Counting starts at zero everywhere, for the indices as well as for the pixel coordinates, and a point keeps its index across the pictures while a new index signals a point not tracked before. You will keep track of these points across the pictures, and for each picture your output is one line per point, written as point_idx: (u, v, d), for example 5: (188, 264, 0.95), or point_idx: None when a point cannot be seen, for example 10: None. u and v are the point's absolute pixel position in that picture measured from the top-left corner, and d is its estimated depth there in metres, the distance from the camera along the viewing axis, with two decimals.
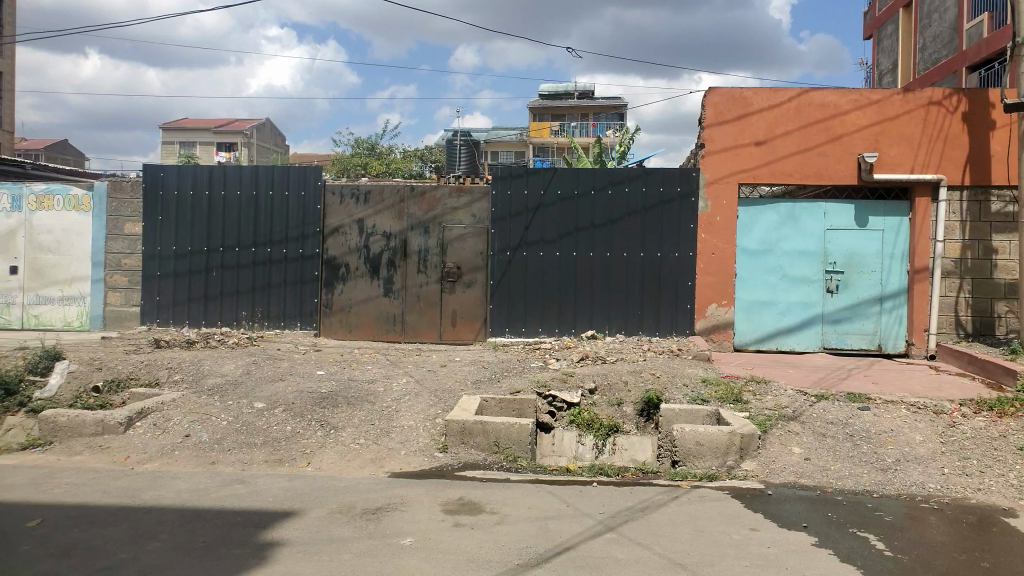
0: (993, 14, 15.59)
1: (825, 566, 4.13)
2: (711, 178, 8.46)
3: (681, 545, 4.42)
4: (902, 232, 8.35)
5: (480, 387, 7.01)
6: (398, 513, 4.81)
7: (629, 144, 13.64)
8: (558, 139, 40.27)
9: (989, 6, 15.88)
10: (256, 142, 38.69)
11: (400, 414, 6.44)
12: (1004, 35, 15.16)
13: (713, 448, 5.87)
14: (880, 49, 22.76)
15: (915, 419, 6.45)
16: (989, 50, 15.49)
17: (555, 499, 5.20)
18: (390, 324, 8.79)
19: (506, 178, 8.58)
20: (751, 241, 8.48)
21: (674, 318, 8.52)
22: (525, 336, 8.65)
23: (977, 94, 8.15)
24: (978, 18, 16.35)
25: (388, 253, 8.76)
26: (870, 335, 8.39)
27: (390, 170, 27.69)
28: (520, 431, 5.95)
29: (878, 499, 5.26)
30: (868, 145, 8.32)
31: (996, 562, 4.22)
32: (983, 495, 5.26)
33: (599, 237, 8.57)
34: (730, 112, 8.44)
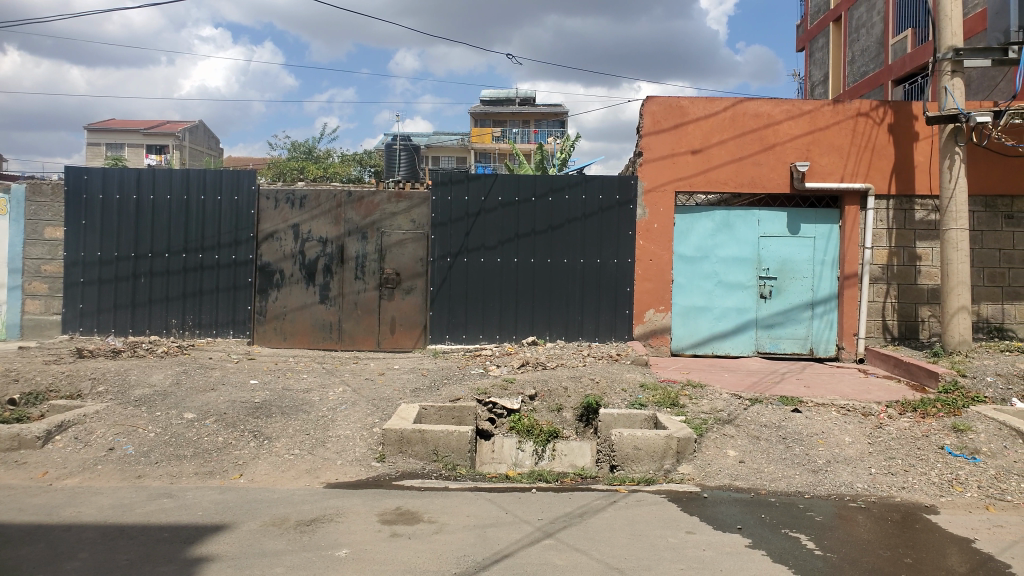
0: (916, 30, 16.25)
1: (758, 567, 4.21)
2: (650, 186, 8.58)
3: (619, 549, 4.45)
4: (832, 240, 8.63)
5: (419, 395, 6.93)
6: (333, 524, 4.72)
7: (570, 151, 13.78)
8: (501, 146, 40.33)
9: (913, 23, 16.56)
10: (188, 145, 37.98)
11: (337, 424, 6.32)
12: (927, 51, 15.80)
13: (652, 453, 5.95)
14: (812, 62, 23.49)
15: (844, 422, 6.65)
16: (913, 65, 16.12)
17: (493, 507, 5.17)
18: (326, 331, 8.62)
19: (446, 184, 8.54)
20: (688, 248, 8.63)
21: (613, 323, 8.60)
22: (465, 342, 8.62)
23: (902, 106, 8.48)
24: (902, 34, 17.03)
25: (324, 259, 8.62)
26: (802, 339, 8.64)
27: (328, 175, 27.30)
28: (460, 439, 5.92)
29: (810, 500, 5.39)
30: (800, 155, 8.56)
31: (919, 558, 4.37)
32: (908, 494, 5.46)
33: (540, 244, 8.60)
34: (666, 121, 8.58)
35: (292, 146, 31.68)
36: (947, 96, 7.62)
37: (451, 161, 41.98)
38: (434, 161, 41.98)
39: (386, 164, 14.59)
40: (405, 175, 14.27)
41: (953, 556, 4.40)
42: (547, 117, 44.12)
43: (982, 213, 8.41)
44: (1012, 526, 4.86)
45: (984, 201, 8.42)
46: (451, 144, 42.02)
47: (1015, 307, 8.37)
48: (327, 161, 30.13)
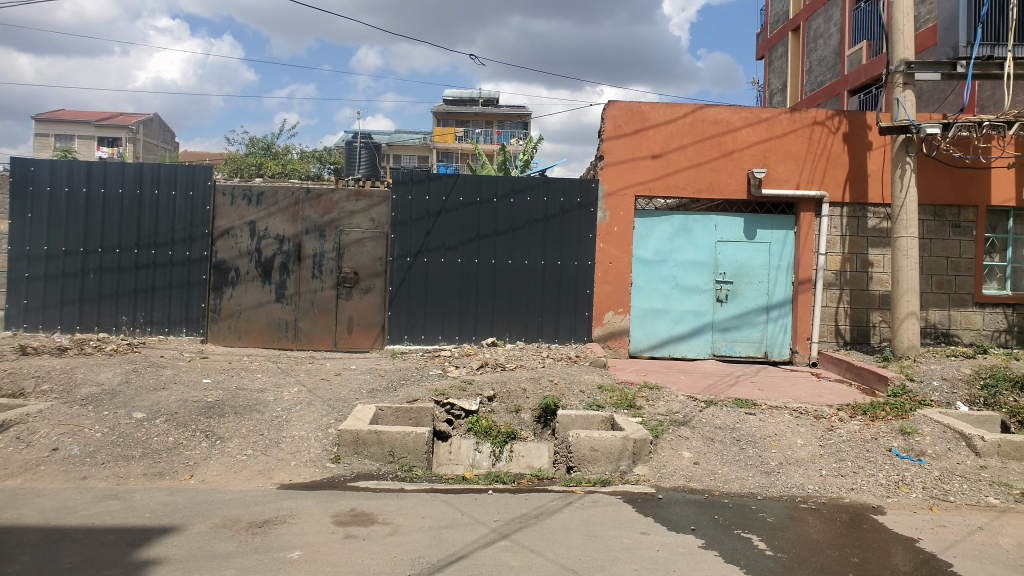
0: (871, 42, 16.64)
1: (710, 568, 4.26)
2: (610, 190, 8.64)
3: (574, 550, 4.47)
4: (788, 245, 8.80)
5: (376, 396, 6.88)
6: (286, 526, 4.66)
7: (532, 153, 13.85)
8: (462, 146, 40.21)
9: (869, 35, 16.94)
10: (139, 138, 37.18)
11: (291, 425, 6.24)
12: (881, 63, 16.16)
13: (608, 454, 6.00)
14: (771, 70, 23.90)
15: (797, 424, 6.78)
16: (868, 75, 16.48)
17: (449, 508, 5.16)
18: (282, 330, 8.50)
19: (406, 183, 8.49)
20: (646, 251, 8.71)
21: (573, 325, 8.65)
22: (424, 343, 8.58)
23: (856, 116, 8.69)
24: (858, 45, 17.41)
25: (280, 257, 8.50)
26: (756, 343, 8.79)
27: (286, 172, 26.91)
28: (416, 440, 5.89)
29: (762, 501, 5.48)
30: (757, 161, 8.70)
31: (866, 557, 4.48)
32: (856, 495, 5.58)
33: (500, 244, 8.60)
34: (627, 126, 8.66)
35: (250, 142, 31.15)
36: (899, 107, 7.80)
37: (412, 160, 41.67)
38: (396, 159, 41.62)
39: (347, 162, 14.79)
40: (365, 172, 14.14)
41: (898, 555, 4.51)
42: (509, 119, 44.38)
43: (931, 222, 8.65)
44: (955, 526, 5.01)
45: (933, 210, 8.66)
46: (413, 143, 41.73)
47: (961, 313, 8.63)
48: (286, 158, 29.69)
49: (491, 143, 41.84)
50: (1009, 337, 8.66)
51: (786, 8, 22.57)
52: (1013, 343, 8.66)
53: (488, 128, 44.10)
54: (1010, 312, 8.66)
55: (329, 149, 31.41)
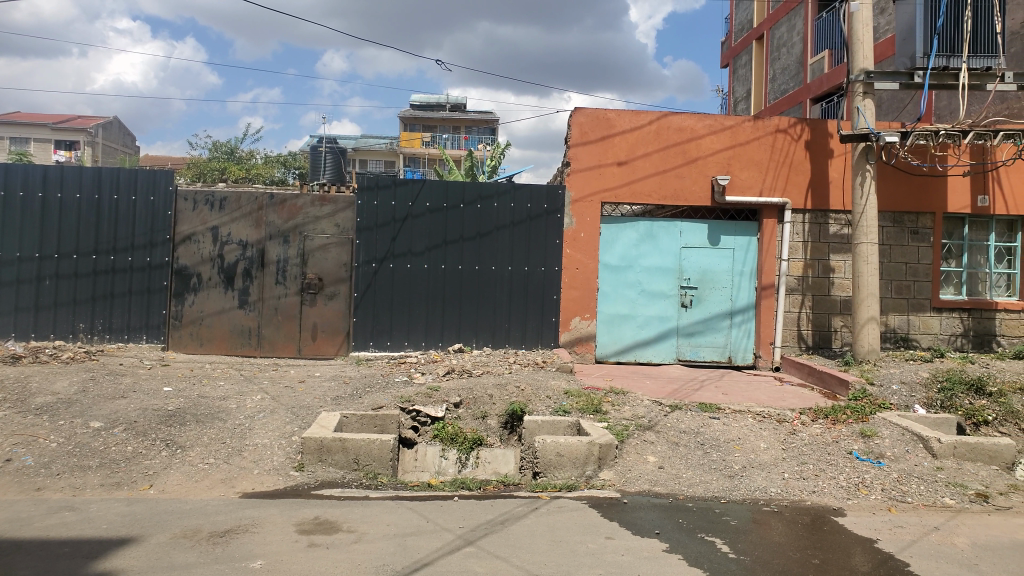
0: (833, 51, 16.95)
1: (674, 571, 4.30)
2: (577, 196, 8.69)
3: (539, 556, 4.49)
4: (751, 251, 8.92)
5: (340, 403, 6.84)
6: (249, 535, 4.61)
7: (499, 159, 13.91)
8: (430, 151, 40.06)
9: (830, 44, 17.25)
10: (99, 142, 36.54)
11: (254, 433, 6.17)
12: (842, 72, 16.47)
13: (574, 459, 6.02)
14: (736, 78, 24.20)
15: (760, 428, 6.87)
16: (830, 84, 16.78)
17: (414, 516, 5.14)
18: (245, 337, 8.41)
19: (372, 189, 8.45)
20: (613, 257, 8.78)
21: (540, 330, 8.67)
22: (390, 349, 8.53)
23: (818, 124, 8.85)
24: (820, 54, 17.71)
25: (243, 263, 8.40)
26: (720, 347, 8.90)
27: (250, 176, 26.60)
28: (381, 448, 5.87)
29: (725, 505, 5.55)
30: (721, 168, 8.82)
31: (826, 558, 4.55)
32: (818, 497, 5.68)
33: (467, 250, 8.60)
34: (593, 132, 8.71)
35: (214, 145, 30.70)
36: (859, 116, 7.97)
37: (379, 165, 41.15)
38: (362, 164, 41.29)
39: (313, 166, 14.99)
40: (330, 177, 14.13)
41: (857, 555, 4.60)
42: (478, 123, 44.40)
43: (890, 228, 8.84)
44: (912, 526, 5.12)
45: (892, 217, 8.84)
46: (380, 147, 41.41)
47: (919, 318, 8.82)
48: (250, 162, 29.31)
49: (460, 149, 41.79)
50: (965, 341, 8.87)
51: (750, 16, 22.87)
52: (968, 346, 8.88)
53: (458, 132, 44.05)
54: (966, 316, 8.88)
55: (296, 153, 31.08)
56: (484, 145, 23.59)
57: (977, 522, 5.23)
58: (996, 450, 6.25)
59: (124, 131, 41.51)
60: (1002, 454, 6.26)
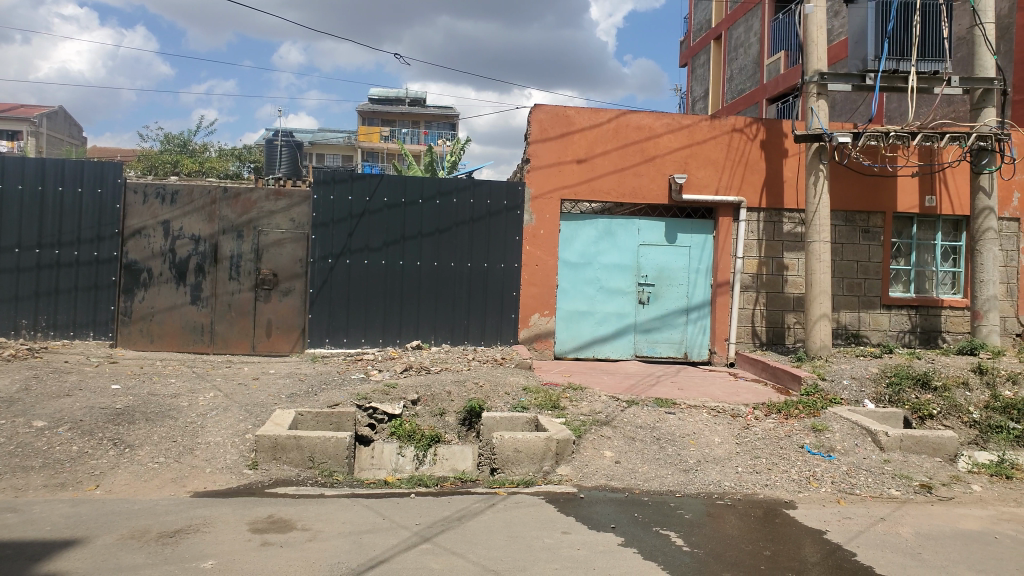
0: (789, 52, 17.25)
1: (628, 565, 4.35)
2: (536, 193, 8.70)
3: (496, 551, 4.50)
4: (707, 249, 9.06)
5: (295, 401, 6.75)
6: (200, 534, 4.53)
7: (459, 154, 13.93)
8: (388, 145, 39.75)
9: (786, 45, 17.56)
10: (44, 132, 35.54)
11: (206, 431, 6.07)
12: (798, 73, 16.77)
13: (531, 455, 6.04)
14: (694, 77, 24.46)
15: (715, 423, 6.99)
16: (786, 85, 17.09)
17: (370, 513, 5.10)
18: (197, 334, 8.25)
19: (328, 183, 8.34)
20: (572, 253, 8.82)
21: (499, 327, 8.69)
22: (346, 346, 8.46)
23: (773, 124, 9.01)
24: (777, 55, 18.01)
25: (196, 258, 8.24)
26: (677, 343, 9.02)
27: (203, 169, 26.06)
28: (337, 445, 5.84)
29: (680, 498, 5.62)
30: (678, 167, 8.92)
31: (777, 550, 4.65)
32: (770, 490, 5.79)
33: (425, 247, 8.56)
34: (553, 129, 8.73)
35: (166, 136, 29.96)
36: (813, 117, 8.15)
37: (337, 158, 40.78)
38: (320, 158, 40.77)
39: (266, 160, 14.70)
40: (286, 172, 14.10)
41: (807, 546, 4.71)
42: (437, 118, 44.43)
43: (843, 227, 9.04)
44: (860, 517, 5.25)
45: (844, 216, 9.05)
46: (337, 141, 40.89)
47: (869, 315, 9.04)
48: (204, 156, 28.71)
49: (419, 144, 41.58)
50: (913, 337, 9.12)
51: (709, 16, 23.12)
52: (916, 342, 9.13)
53: (418, 127, 43.87)
54: (914, 313, 9.13)
55: (251, 146, 30.49)
56: (444, 140, 23.40)
57: (921, 512, 5.39)
58: (940, 442, 6.45)
59: (70, 121, 40.32)
60: (945, 446, 6.47)
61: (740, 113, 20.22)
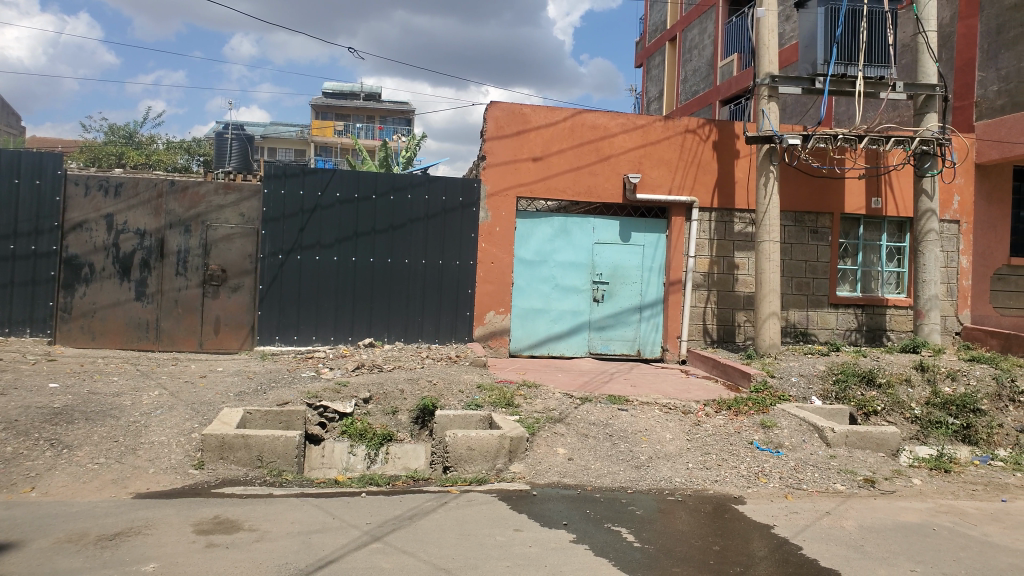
0: (741, 55, 17.60)
1: (580, 561, 4.37)
2: (492, 190, 8.69)
3: (447, 549, 4.48)
4: (660, 248, 9.16)
5: (243, 399, 6.63)
6: (141, 537, 4.41)
7: (415, 151, 13.90)
8: (343, 141, 39.33)
9: (739, 49, 17.90)
10: None
11: (150, 430, 5.92)
12: (749, 77, 17.12)
13: (484, 453, 6.03)
14: (649, 79, 24.74)
15: (666, 419, 7.07)
16: (737, 88, 17.42)
17: (320, 512, 5.04)
18: (142, 331, 8.04)
19: (279, 177, 8.21)
20: (527, 251, 8.84)
21: (453, 325, 8.66)
22: (297, 344, 8.33)
23: (725, 126, 9.16)
24: (729, 58, 18.33)
25: (141, 253, 8.03)
26: (630, 341, 9.10)
27: (150, 162, 25.40)
28: (287, 444, 5.75)
29: (632, 495, 5.67)
30: (633, 166, 9.00)
31: (726, 545, 4.72)
32: (720, 486, 5.88)
33: (379, 243, 8.48)
34: (509, 127, 8.72)
35: (112, 128, 29.07)
36: (764, 118, 8.32)
37: (289, 154, 40.00)
38: (271, 153, 40.08)
39: (217, 154, 16.49)
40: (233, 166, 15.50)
41: (755, 541, 4.79)
42: (394, 114, 44.10)
43: (792, 227, 9.23)
44: (806, 512, 5.37)
45: (794, 217, 9.24)
46: (290, 135, 40.21)
47: (817, 313, 9.26)
48: (150, 148, 27.96)
49: (375, 140, 41.23)
50: (859, 336, 9.37)
51: (664, 18, 23.40)
52: (862, 341, 9.38)
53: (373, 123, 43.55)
54: (861, 312, 9.37)
55: (201, 140, 29.80)
56: (399, 135, 23.18)
57: (865, 506, 5.54)
58: (883, 437, 6.63)
59: (7, 110, 38.90)
60: (888, 441, 6.64)
61: (694, 113, 20.48)
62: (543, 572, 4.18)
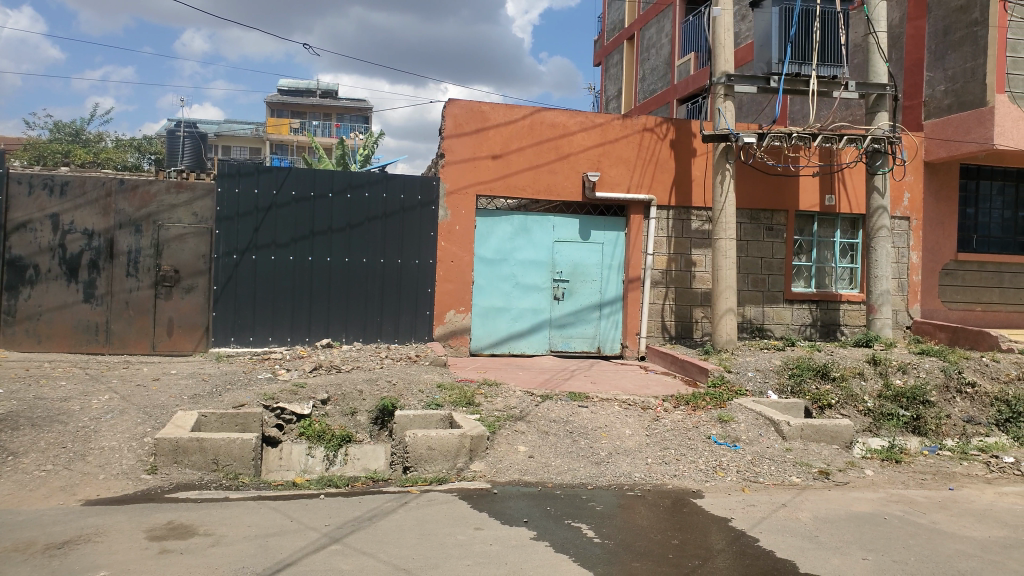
0: (698, 54, 17.81)
1: (540, 558, 4.39)
2: (451, 188, 8.66)
3: (407, 550, 4.46)
4: (620, 246, 9.23)
5: (198, 402, 6.52)
6: (92, 545, 4.30)
7: (372, 150, 13.84)
8: (299, 138, 38.79)
9: (695, 48, 18.10)
10: None
11: (100, 435, 5.79)
12: (705, 76, 17.34)
13: (444, 452, 6.01)
14: (607, 77, 24.88)
15: (626, 415, 7.14)
16: (694, 87, 17.62)
17: (277, 515, 4.97)
18: (91, 334, 7.85)
19: (233, 176, 8.08)
20: (487, 250, 8.84)
21: (413, 324, 8.62)
22: (253, 345, 8.21)
23: (682, 125, 9.27)
24: (686, 57, 18.52)
25: (89, 254, 7.84)
26: (590, 338, 9.17)
27: (97, 160, 24.79)
28: (243, 447, 5.67)
29: (592, 491, 5.71)
30: (592, 165, 9.04)
31: (684, 539, 4.78)
32: (678, 480, 5.95)
33: (336, 242, 8.39)
34: (468, 125, 8.70)
35: (58, 124, 28.19)
36: (720, 117, 8.44)
37: (243, 151, 39.00)
38: (226, 151, 39.37)
39: (171, 154, 17.17)
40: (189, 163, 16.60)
41: (713, 534, 4.87)
42: (351, 111, 43.52)
43: (748, 225, 9.38)
44: (762, 505, 5.46)
45: (750, 214, 9.39)
46: (245, 132, 39.51)
47: (773, 309, 9.43)
48: (98, 146, 27.24)
49: (332, 137, 40.76)
50: (813, 330, 9.56)
51: (621, 17, 23.55)
52: (816, 335, 9.58)
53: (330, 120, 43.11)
54: (815, 308, 9.56)
55: (152, 137, 29.03)
56: (357, 133, 22.93)
57: (819, 497, 5.65)
58: (837, 430, 6.78)
59: None
60: (841, 433, 6.80)
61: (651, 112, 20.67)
62: (503, 569, 4.19)
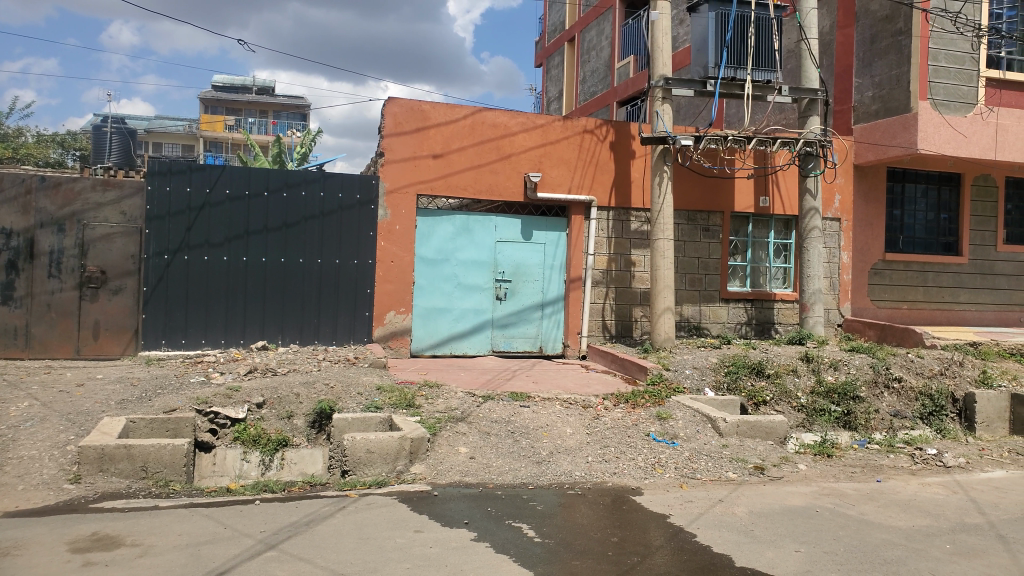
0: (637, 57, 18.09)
1: (481, 559, 4.38)
2: (391, 188, 8.59)
3: (346, 554, 4.38)
4: (561, 246, 9.30)
5: (126, 407, 6.32)
6: (9, 559, 4.10)
7: (310, 148, 13.67)
8: (235, 135, 37.88)
9: (635, 50, 18.37)
10: None
11: (18, 444, 5.54)
12: (644, 79, 17.63)
13: (384, 455, 5.95)
14: (548, 77, 25.03)
15: (566, 414, 7.20)
16: (633, 89, 17.90)
17: (210, 523, 4.84)
18: (9, 338, 7.51)
19: (163, 173, 7.83)
20: (429, 250, 8.81)
21: (352, 325, 8.51)
22: (185, 348, 7.98)
23: (621, 127, 9.41)
24: (626, 59, 18.76)
25: (7, 254, 7.49)
26: (532, 338, 9.21)
27: (16, 155, 23.83)
28: (174, 453, 5.50)
29: (533, 490, 5.73)
30: (533, 165, 9.08)
31: (624, 536, 4.84)
32: (617, 478, 6.03)
33: (272, 242, 8.23)
34: (408, 124, 8.63)
35: None
36: (659, 119, 8.60)
37: (176, 148, 38.51)
38: (157, 149, 38.27)
39: (97, 149, 16.66)
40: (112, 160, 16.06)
41: (652, 531, 4.94)
42: (290, 108, 42.70)
43: (685, 226, 9.56)
44: (699, 500, 5.57)
45: (688, 215, 9.57)
46: (178, 130, 38.44)
47: (709, 308, 9.64)
48: (18, 139, 26.15)
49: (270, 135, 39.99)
50: (749, 329, 9.81)
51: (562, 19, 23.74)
52: (752, 333, 9.83)
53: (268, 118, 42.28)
54: (750, 306, 9.81)
55: (77, 132, 28.00)
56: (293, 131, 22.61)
57: (754, 492, 5.80)
58: (772, 426, 6.97)
59: None
60: (776, 429, 7.00)
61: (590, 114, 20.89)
62: (443, 571, 4.17)
